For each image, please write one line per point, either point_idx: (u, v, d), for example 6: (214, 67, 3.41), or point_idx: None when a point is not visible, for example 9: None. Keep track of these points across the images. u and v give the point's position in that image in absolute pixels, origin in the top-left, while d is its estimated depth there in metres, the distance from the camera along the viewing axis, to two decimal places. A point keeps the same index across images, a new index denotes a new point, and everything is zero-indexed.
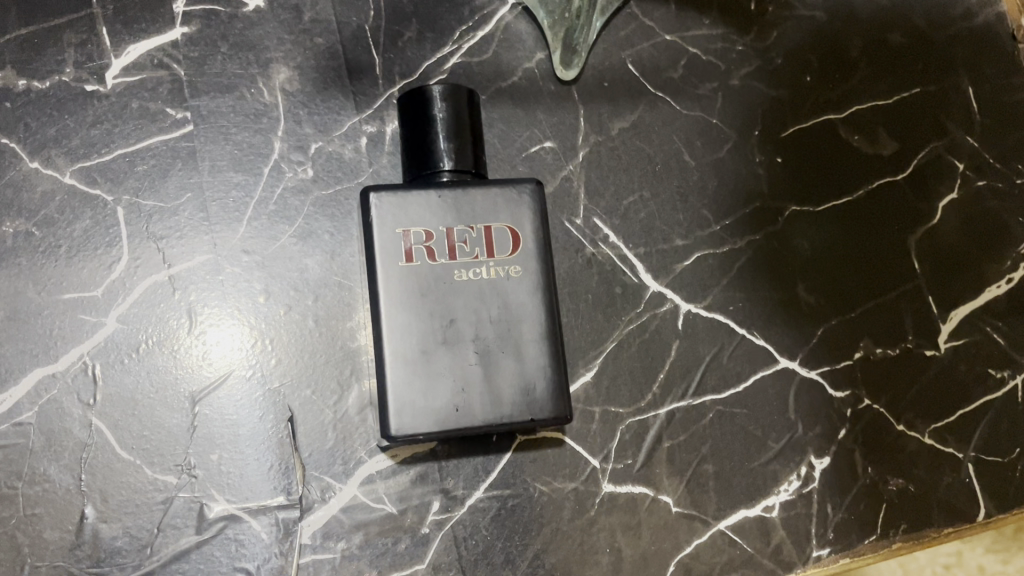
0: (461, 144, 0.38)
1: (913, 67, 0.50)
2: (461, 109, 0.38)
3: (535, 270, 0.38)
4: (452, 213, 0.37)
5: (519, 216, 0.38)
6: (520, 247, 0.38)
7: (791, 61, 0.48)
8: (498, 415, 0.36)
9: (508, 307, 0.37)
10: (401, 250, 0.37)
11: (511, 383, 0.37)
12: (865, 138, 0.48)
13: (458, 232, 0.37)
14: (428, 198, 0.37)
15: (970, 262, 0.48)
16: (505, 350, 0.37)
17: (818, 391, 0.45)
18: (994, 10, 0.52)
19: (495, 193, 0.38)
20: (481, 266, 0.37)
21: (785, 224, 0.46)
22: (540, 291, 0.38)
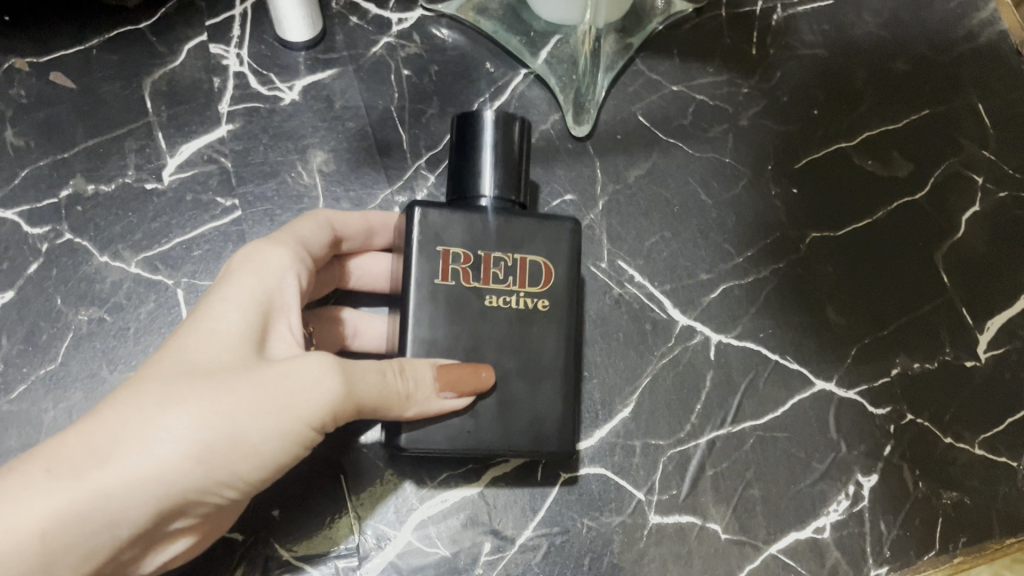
0: (503, 173, 0.38)
1: (919, 91, 0.51)
2: (506, 140, 0.38)
3: (562, 308, 0.38)
4: (489, 240, 0.37)
5: (555, 253, 0.38)
6: (552, 283, 0.38)
7: (798, 98, 0.50)
8: (504, 441, 0.37)
9: (529, 339, 0.37)
10: (437, 267, 0.37)
11: (529, 414, 0.37)
12: (878, 161, 0.50)
13: (496, 259, 0.37)
14: (469, 221, 0.37)
15: (1001, 271, 0.48)
16: (522, 378, 0.37)
17: (859, 410, 0.45)
18: (996, 28, 0.53)
19: (535, 226, 0.38)
20: (511, 296, 0.37)
21: (807, 251, 0.47)
22: (564, 328, 0.38)
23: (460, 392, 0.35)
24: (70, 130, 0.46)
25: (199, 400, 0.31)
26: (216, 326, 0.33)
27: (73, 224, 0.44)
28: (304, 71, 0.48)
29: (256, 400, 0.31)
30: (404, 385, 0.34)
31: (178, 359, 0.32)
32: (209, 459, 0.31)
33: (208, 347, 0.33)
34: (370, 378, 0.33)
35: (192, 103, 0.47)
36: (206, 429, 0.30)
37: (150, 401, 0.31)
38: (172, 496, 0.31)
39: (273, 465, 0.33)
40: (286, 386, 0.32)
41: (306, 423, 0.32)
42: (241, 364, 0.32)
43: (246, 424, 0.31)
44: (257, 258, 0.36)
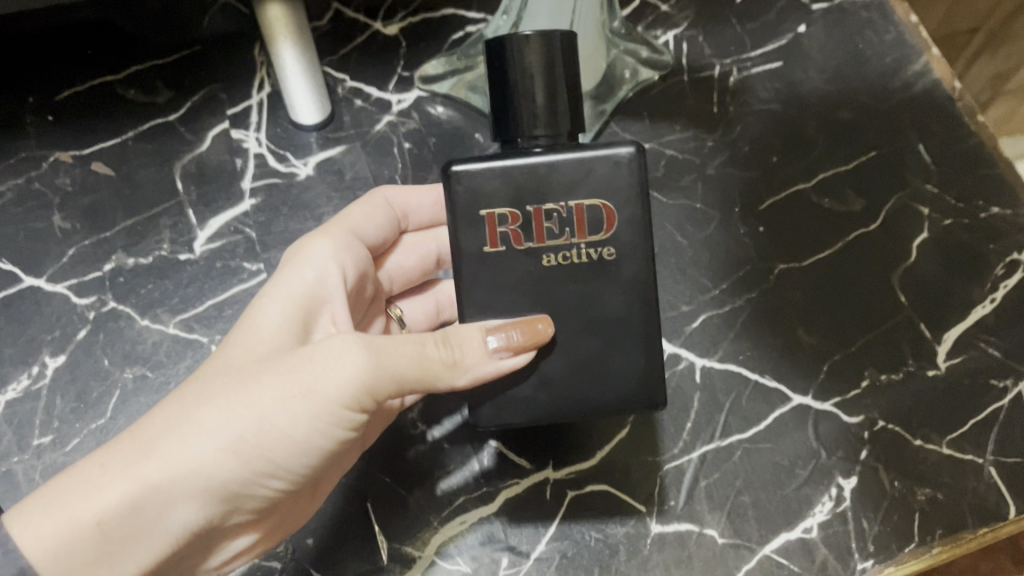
0: (536, 102, 0.38)
1: (863, 136, 0.57)
2: (529, 60, 0.37)
3: (632, 255, 0.39)
4: (539, 191, 0.38)
5: (612, 195, 0.39)
6: (614, 226, 0.39)
7: (757, 146, 0.57)
8: (583, 404, 0.40)
9: (596, 301, 0.39)
10: (486, 236, 0.39)
11: (600, 381, 0.39)
12: (834, 199, 0.55)
13: (547, 213, 0.38)
14: (512, 173, 0.38)
15: (954, 288, 0.53)
16: (593, 344, 0.39)
17: (834, 419, 0.49)
18: (929, 78, 0.59)
19: (586, 161, 0.38)
20: (572, 247, 0.39)
21: (775, 281, 0.53)
22: (634, 283, 0.39)
23: (516, 350, 0.38)
24: (111, 211, 0.51)
25: (229, 396, 0.36)
26: (255, 337, 0.40)
27: (116, 293, 0.49)
28: (317, 149, 0.54)
29: (280, 393, 0.36)
30: (440, 354, 0.38)
31: (218, 369, 0.39)
32: (241, 450, 0.36)
33: (248, 353, 0.39)
34: (393, 354, 0.37)
35: (219, 181, 0.52)
36: (235, 419, 0.36)
37: (192, 404, 0.37)
38: (217, 482, 0.36)
39: (307, 447, 0.37)
40: (306, 378, 0.36)
41: (329, 408, 0.36)
42: (270, 364, 0.38)
43: (274, 412, 0.36)
44: (292, 277, 0.43)
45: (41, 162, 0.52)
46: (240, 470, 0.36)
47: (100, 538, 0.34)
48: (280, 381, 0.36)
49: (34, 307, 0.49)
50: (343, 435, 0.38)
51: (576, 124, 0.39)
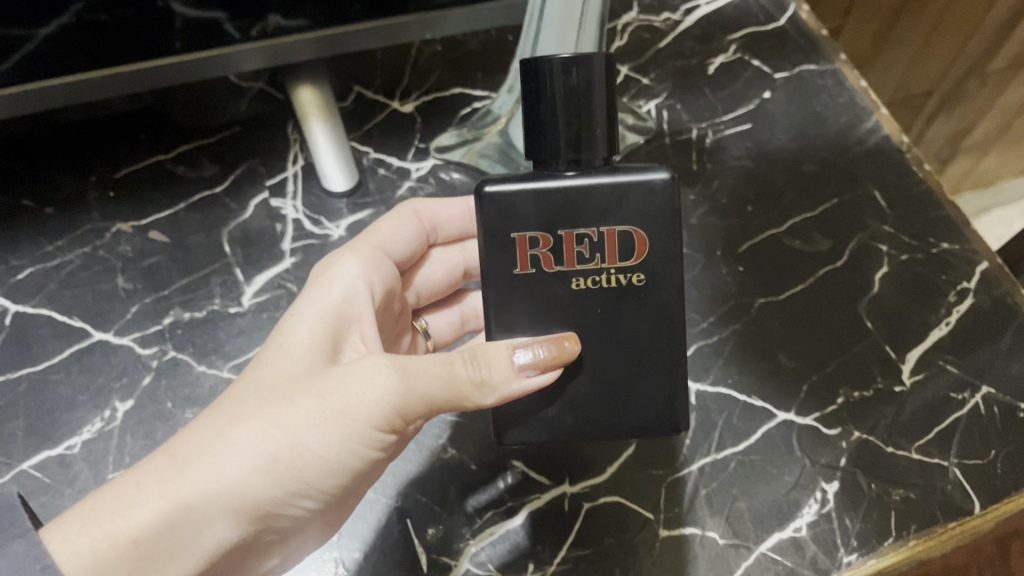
0: (571, 128, 0.41)
1: (825, 186, 0.65)
2: (571, 85, 0.40)
3: (659, 284, 0.43)
4: (568, 218, 0.43)
5: (640, 225, 0.43)
6: (643, 253, 0.43)
7: (733, 198, 0.65)
8: (612, 421, 0.45)
9: (624, 328, 0.44)
10: (518, 258, 0.43)
11: (628, 397, 0.44)
12: (804, 241, 0.63)
13: (578, 238, 0.43)
14: (544, 200, 0.42)
15: (913, 314, 0.60)
16: (622, 366, 0.44)
17: (814, 431, 0.56)
18: (879, 134, 0.68)
19: (615, 191, 0.42)
20: (602, 271, 0.43)
21: (756, 313, 0.60)
22: (658, 311, 0.44)
23: (544, 368, 0.42)
24: (167, 273, 0.58)
25: (263, 419, 0.41)
26: (284, 358, 0.44)
27: (175, 344, 0.56)
28: (347, 213, 0.61)
29: (311, 411, 0.41)
30: (467, 372, 0.42)
31: (248, 393, 0.43)
32: (273, 466, 0.40)
33: (276, 373, 0.44)
34: (418, 376, 0.42)
35: (262, 243, 0.59)
36: (271, 441, 0.40)
37: (226, 424, 0.41)
38: (252, 501, 0.40)
39: (335, 465, 0.42)
40: (336, 398, 0.41)
41: (357, 423, 0.41)
42: (300, 386, 0.42)
43: (305, 430, 0.40)
44: (317, 303, 0.48)
45: (104, 233, 0.59)
46: (273, 490, 0.40)
47: (138, 554, 0.37)
48: (311, 401, 0.41)
49: (103, 357, 0.55)
50: (366, 451, 0.43)
51: (611, 149, 0.43)
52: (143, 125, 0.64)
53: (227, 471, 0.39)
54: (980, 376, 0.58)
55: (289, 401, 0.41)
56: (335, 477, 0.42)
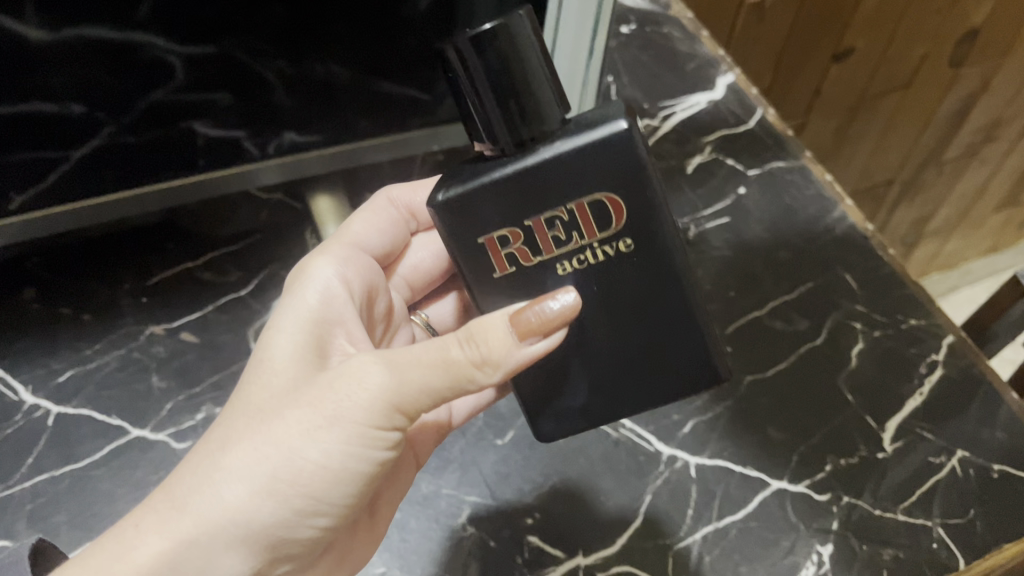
0: (509, 109, 0.44)
1: (800, 270, 0.72)
2: (493, 66, 0.42)
3: (650, 251, 0.47)
4: (531, 208, 0.45)
5: (612, 192, 0.45)
6: (623, 220, 0.46)
7: (718, 283, 0.71)
8: (640, 401, 0.51)
9: (621, 302, 0.48)
10: (494, 262, 0.47)
11: (654, 364, 0.50)
12: (784, 321, 0.69)
13: (548, 224, 0.46)
14: (500, 196, 0.45)
15: (889, 386, 0.65)
16: (638, 341, 0.49)
17: (807, 498, 0.60)
18: (846, 222, 0.75)
19: (570, 162, 0.44)
20: (584, 247, 0.47)
21: (746, 389, 0.65)
22: (655, 280, 0.48)
23: (547, 334, 0.46)
24: (200, 372, 0.62)
25: (256, 440, 0.45)
26: (269, 371, 0.49)
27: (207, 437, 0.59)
28: None
29: (298, 426, 0.45)
30: (465, 354, 0.45)
31: (238, 415, 0.47)
32: (270, 485, 0.44)
33: (263, 391, 0.48)
34: (411, 371, 0.45)
35: None
36: (267, 460, 0.44)
37: (219, 452, 0.45)
38: (260, 523, 0.45)
39: (337, 472, 0.46)
40: (321, 409, 0.45)
41: (347, 428, 0.45)
42: (285, 401, 0.46)
43: (296, 446, 0.45)
44: (294, 315, 0.52)
45: (138, 336, 0.64)
46: (280, 508, 0.45)
47: None
48: (296, 416, 0.45)
49: (140, 452, 0.58)
50: (366, 455, 0.47)
51: (553, 119, 0.45)
52: (171, 240, 0.70)
53: (228, 499, 0.44)
54: (955, 441, 0.62)
55: (278, 419, 0.45)
56: (343, 484, 0.47)
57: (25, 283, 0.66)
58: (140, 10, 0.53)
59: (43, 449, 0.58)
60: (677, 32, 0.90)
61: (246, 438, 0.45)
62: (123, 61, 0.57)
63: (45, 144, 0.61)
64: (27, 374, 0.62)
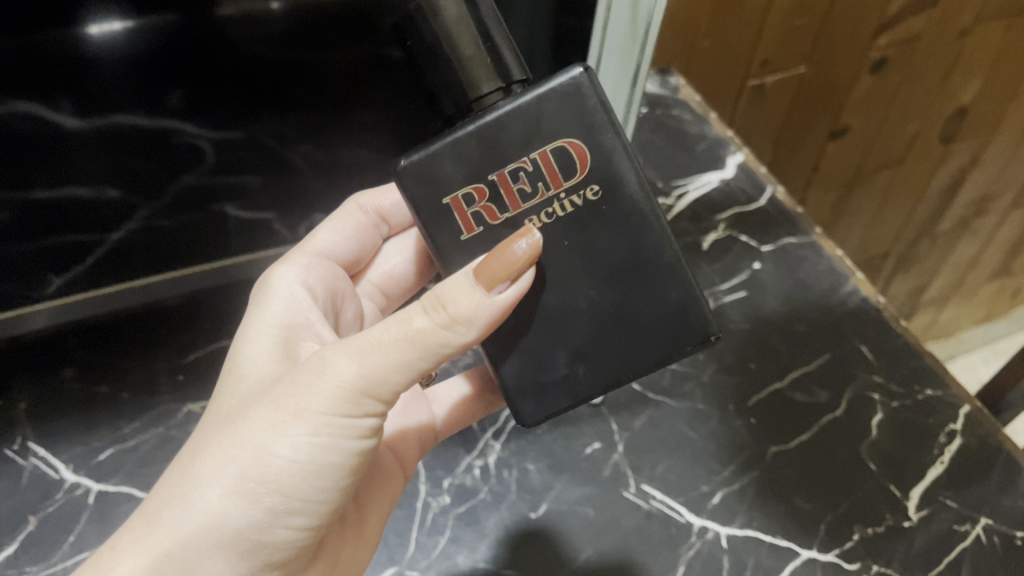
0: (466, 65, 0.47)
1: (817, 342, 0.74)
2: (446, 29, 0.47)
3: (613, 195, 0.49)
4: (495, 161, 0.47)
5: (571, 137, 0.48)
6: (587, 166, 0.48)
7: (738, 355, 0.73)
8: (625, 362, 0.51)
9: (593, 256, 0.49)
10: (460, 223, 0.49)
11: (636, 323, 0.50)
12: (804, 393, 0.70)
13: (514, 177, 0.48)
14: (463, 152, 0.47)
15: (911, 455, 0.67)
16: (618, 299, 0.50)
17: (837, 567, 0.60)
18: (859, 295, 0.77)
19: (529, 111, 0.47)
20: (551, 199, 0.48)
21: (772, 459, 0.66)
22: (624, 227, 0.49)
23: (513, 279, 0.46)
24: None
25: (223, 443, 0.44)
26: (239, 385, 0.51)
27: None
28: None
29: (263, 424, 0.44)
30: (431, 320, 0.44)
31: (210, 428, 0.47)
32: (242, 488, 0.44)
33: (234, 403, 0.49)
34: (376, 354, 0.44)
35: None
36: (234, 460, 0.44)
37: (191, 464, 0.45)
38: (236, 527, 0.44)
39: (310, 466, 0.45)
40: (283, 404, 0.45)
41: (311, 417, 0.44)
42: (252, 404, 0.46)
43: (262, 445, 0.44)
44: (259, 329, 0.55)
45: (176, 413, 0.67)
46: (254, 509, 0.44)
47: None
48: (259, 415, 0.45)
49: None
50: (336, 444, 0.45)
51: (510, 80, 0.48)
52: (191, 323, 0.75)
53: (204, 506, 0.44)
54: (977, 509, 0.64)
55: (243, 421, 0.45)
56: (318, 479, 0.46)
57: (59, 360, 0.70)
58: (175, 99, 0.61)
59: (84, 525, 0.59)
60: (687, 116, 0.94)
61: (214, 443, 0.45)
62: (153, 143, 0.63)
63: (82, 227, 0.66)
64: (68, 453, 0.64)
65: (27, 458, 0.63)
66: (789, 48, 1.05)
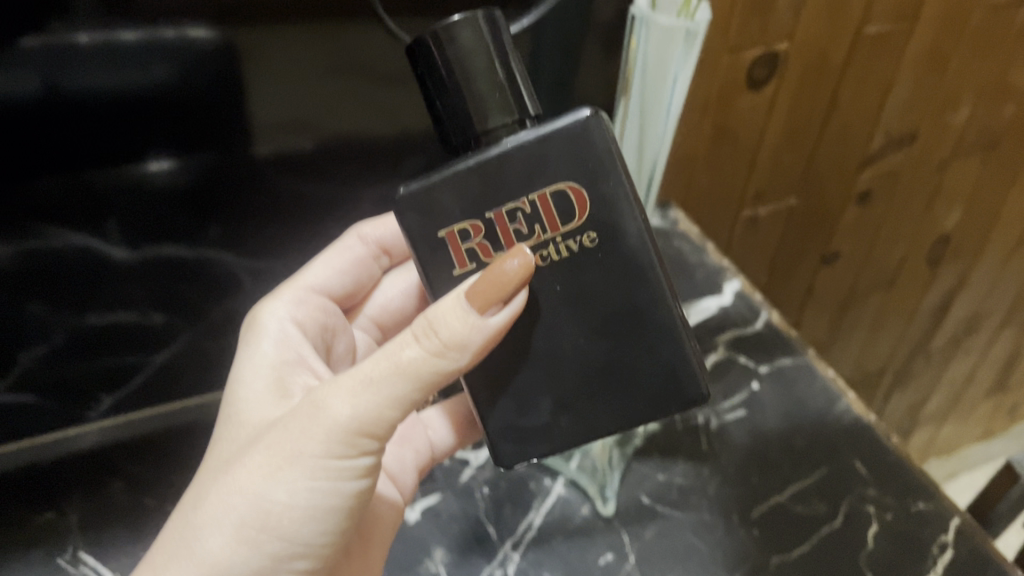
0: (469, 96, 0.51)
1: (814, 457, 0.79)
2: (451, 59, 0.50)
3: (606, 240, 0.53)
4: (493, 199, 0.52)
5: (570, 177, 0.51)
6: (586, 214, 0.52)
7: (739, 470, 0.78)
8: (614, 409, 0.56)
9: (582, 302, 0.54)
10: (456, 258, 0.54)
11: (622, 373, 0.55)
12: (803, 505, 0.75)
13: (510, 217, 0.52)
14: (461, 190, 0.52)
15: (907, 565, 0.70)
16: (603, 349, 0.55)
17: None
18: (852, 413, 0.83)
19: (529, 154, 0.51)
20: (547, 242, 0.53)
21: (775, 568, 0.70)
22: (614, 272, 0.53)
23: (503, 305, 0.51)
24: None
25: (222, 491, 0.48)
26: (232, 432, 0.54)
27: None
28: (419, 496, 0.76)
29: (262, 470, 0.48)
30: (422, 348, 0.49)
31: (206, 478, 0.51)
32: (245, 534, 0.48)
33: (228, 451, 0.52)
34: (369, 390, 0.49)
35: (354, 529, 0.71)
36: (236, 507, 0.48)
37: (191, 514, 0.48)
38: (240, 575, 0.47)
39: (309, 506, 0.49)
40: (279, 449, 0.49)
41: (309, 457, 0.48)
42: (247, 451, 0.50)
43: (263, 491, 0.48)
44: (256, 366, 0.60)
45: None
46: (256, 556, 0.48)
47: None
48: (255, 462, 0.49)
49: None
50: (332, 483, 0.50)
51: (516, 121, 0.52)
52: None
53: (208, 553, 0.47)
54: None
55: (240, 470, 0.49)
56: (316, 521, 0.50)
57: (108, 472, 0.77)
58: (210, 233, 0.71)
59: None
60: (686, 245, 1.02)
61: (213, 494, 0.48)
62: (191, 272, 0.73)
63: (130, 348, 0.76)
64: (115, 561, 0.69)
65: (78, 566, 0.68)
66: (779, 180, 1.14)
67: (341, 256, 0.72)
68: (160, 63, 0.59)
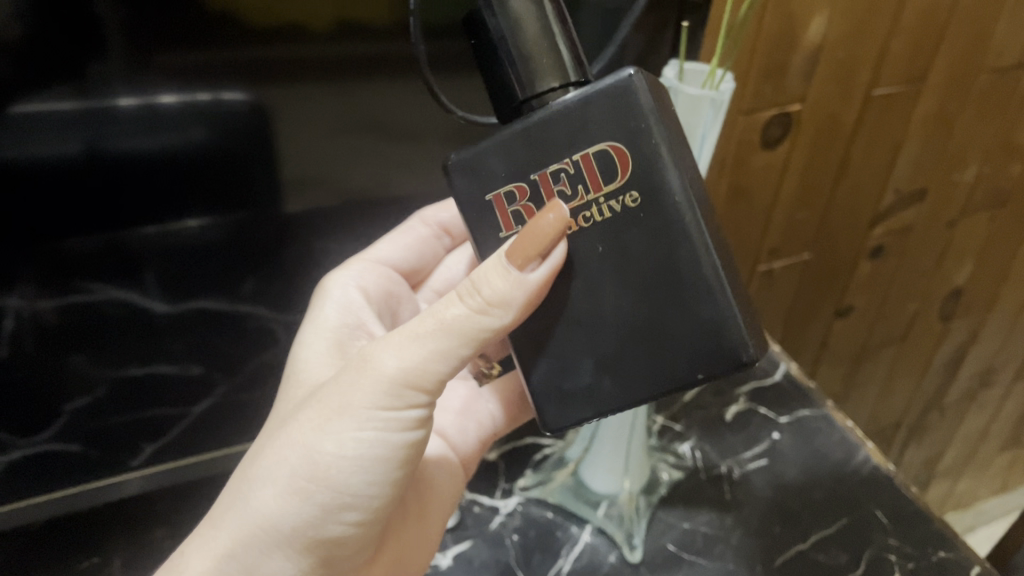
0: (518, 65, 0.51)
1: (834, 506, 0.81)
2: (501, 29, 0.51)
3: (645, 202, 0.51)
4: (535, 163, 0.52)
5: (610, 136, 0.50)
6: (626, 171, 0.51)
7: (762, 518, 0.80)
8: (647, 378, 0.54)
9: (620, 263, 0.52)
10: (503, 219, 0.55)
11: (658, 331, 0.52)
12: (825, 553, 0.76)
13: (553, 177, 0.52)
14: (506, 155, 0.53)
15: None
16: (641, 309, 0.52)
17: None
18: (870, 462, 0.85)
19: (572, 116, 0.51)
20: (588, 203, 0.52)
21: None
22: (652, 236, 0.51)
23: (542, 259, 0.51)
24: None
25: (277, 446, 0.53)
26: (296, 398, 0.60)
27: None
28: (451, 543, 0.78)
29: (310, 427, 0.53)
30: (466, 306, 0.52)
31: (268, 435, 0.56)
32: (293, 489, 0.52)
33: (288, 413, 0.57)
34: (412, 346, 0.52)
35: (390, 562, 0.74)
36: (287, 460, 0.53)
37: (248, 471, 0.54)
38: (291, 525, 0.52)
39: (357, 458, 0.53)
40: (328, 405, 0.53)
41: (355, 411, 0.53)
42: (302, 409, 0.55)
43: (311, 445, 0.53)
44: (322, 322, 0.68)
45: None
46: (308, 506, 0.53)
47: None
48: (305, 421, 0.54)
49: None
50: (379, 434, 0.53)
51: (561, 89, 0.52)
52: None
53: (261, 507, 0.52)
54: None
55: (293, 427, 0.54)
56: (366, 472, 0.54)
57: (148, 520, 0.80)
58: (244, 285, 0.75)
59: None
60: None
61: (270, 449, 0.54)
62: (226, 323, 0.76)
63: (168, 398, 0.79)
64: None
65: None
66: (793, 239, 1.18)
67: (403, 239, 0.77)
68: (198, 127, 0.63)
